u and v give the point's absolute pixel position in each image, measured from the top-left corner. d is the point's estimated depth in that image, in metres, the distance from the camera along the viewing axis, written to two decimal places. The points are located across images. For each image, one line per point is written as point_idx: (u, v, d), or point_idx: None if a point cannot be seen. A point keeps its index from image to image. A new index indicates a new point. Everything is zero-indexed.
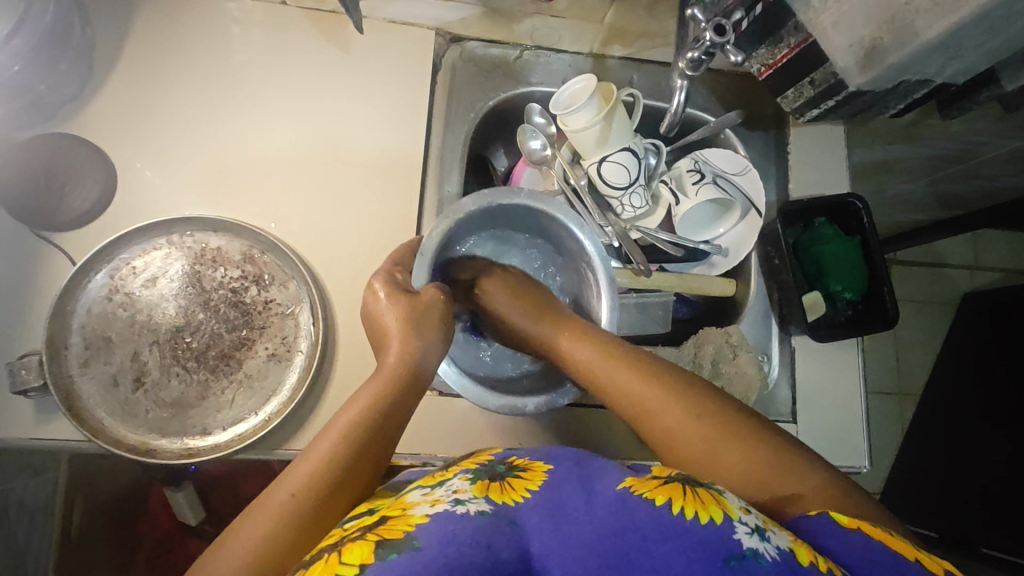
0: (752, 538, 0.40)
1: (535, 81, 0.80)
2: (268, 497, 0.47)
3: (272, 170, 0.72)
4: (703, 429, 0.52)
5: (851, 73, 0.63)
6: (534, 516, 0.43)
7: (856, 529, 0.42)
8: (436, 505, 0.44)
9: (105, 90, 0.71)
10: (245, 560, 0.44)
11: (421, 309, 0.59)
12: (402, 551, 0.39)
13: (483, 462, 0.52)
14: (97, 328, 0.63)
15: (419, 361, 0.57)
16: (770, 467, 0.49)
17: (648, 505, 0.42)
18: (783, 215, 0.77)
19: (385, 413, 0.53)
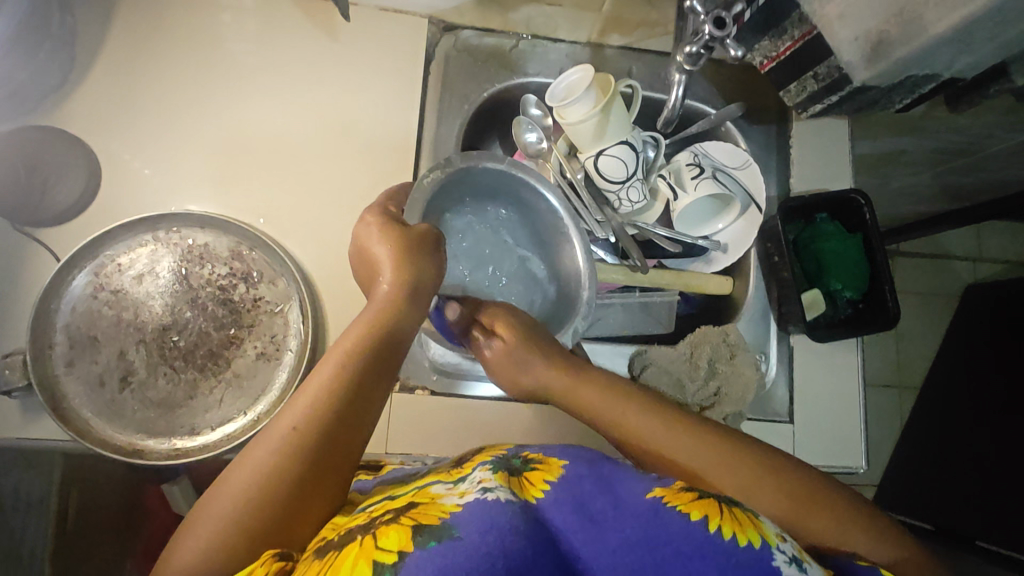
0: (791, 568, 0.40)
1: (532, 71, 0.78)
2: (267, 432, 0.46)
3: (261, 164, 0.71)
4: (778, 497, 0.49)
5: (857, 67, 0.61)
6: (561, 512, 0.44)
7: None
8: (465, 495, 0.43)
9: (88, 81, 0.69)
10: (251, 492, 0.43)
11: (414, 235, 0.56)
12: (442, 538, 0.38)
13: (495, 456, 0.52)
14: (82, 327, 0.62)
15: (415, 289, 0.55)
16: (848, 529, 0.49)
17: (683, 520, 0.42)
18: (784, 211, 0.75)
19: (382, 337, 0.52)
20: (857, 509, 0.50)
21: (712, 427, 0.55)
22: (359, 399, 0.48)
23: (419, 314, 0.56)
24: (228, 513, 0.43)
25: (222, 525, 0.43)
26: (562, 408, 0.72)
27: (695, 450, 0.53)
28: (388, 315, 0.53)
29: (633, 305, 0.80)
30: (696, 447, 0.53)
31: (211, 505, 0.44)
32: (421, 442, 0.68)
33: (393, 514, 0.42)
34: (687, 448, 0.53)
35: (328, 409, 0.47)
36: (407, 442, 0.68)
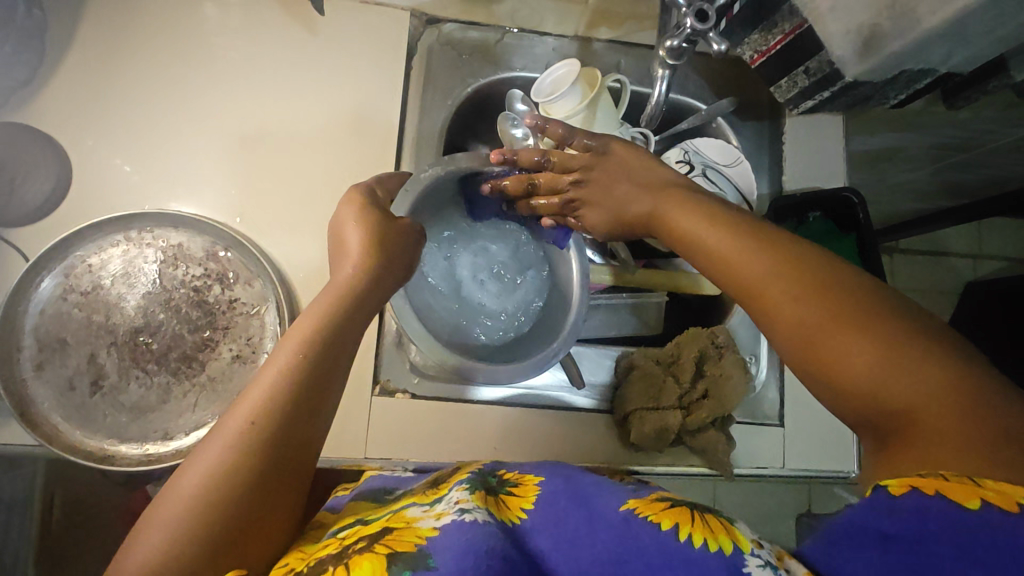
0: (766, 571, 0.37)
1: (517, 66, 0.76)
2: (220, 428, 0.42)
3: (238, 162, 0.69)
4: (835, 304, 0.38)
5: (849, 62, 0.59)
6: (540, 536, 0.43)
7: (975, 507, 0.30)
8: (442, 516, 0.42)
9: (59, 76, 0.67)
10: (196, 491, 0.40)
11: (387, 229, 0.53)
12: (417, 569, 0.37)
13: (472, 475, 0.51)
14: (52, 330, 0.60)
15: (381, 276, 0.52)
16: (962, 401, 0.33)
17: (654, 530, 0.41)
18: (774, 210, 0.74)
19: (342, 323, 0.48)
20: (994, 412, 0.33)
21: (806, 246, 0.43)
22: (320, 392, 0.45)
23: (381, 299, 0.52)
24: (175, 525, 0.38)
25: (169, 539, 0.38)
26: (547, 412, 0.71)
27: (730, 243, 0.45)
28: (353, 300, 0.49)
29: (622, 307, 0.77)
30: (749, 255, 0.43)
31: (156, 518, 0.39)
32: (402, 447, 0.67)
33: (367, 541, 0.42)
34: (738, 245, 0.44)
35: (279, 400, 0.43)
36: (387, 446, 0.67)
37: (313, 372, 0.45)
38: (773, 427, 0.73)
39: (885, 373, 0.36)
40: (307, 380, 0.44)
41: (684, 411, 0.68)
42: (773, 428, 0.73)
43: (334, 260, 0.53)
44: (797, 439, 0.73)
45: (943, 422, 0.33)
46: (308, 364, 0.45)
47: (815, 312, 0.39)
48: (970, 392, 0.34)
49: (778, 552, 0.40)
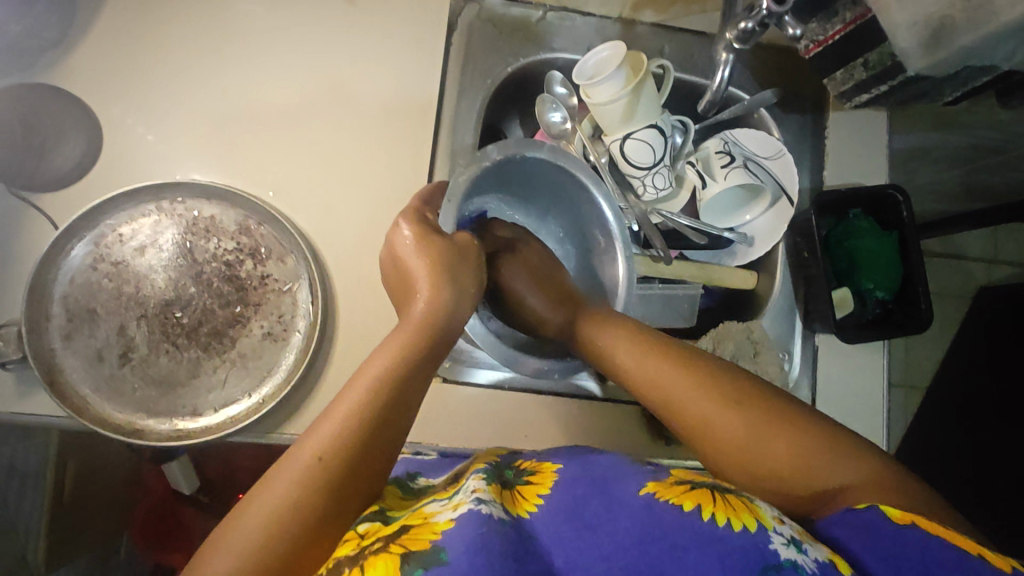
0: (790, 548, 0.38)
1: (558, 47, 0.74)
2: (288, 460, 0.44)
3: (273, 135, 0.67)
4: (736, 414, 0.49)
5: (911, 56, 0.56)
6: (551, 524, 0.42)
7: (910, 524, 0.38)
8: (459, 509, 0.42)
9: (90, 38, 0.65)
10: (258, 524, 0.41)
11: (455, 257, 0.55)
12: (430, 565, 0.38)
13: (490, 463, 0.52)
14: (80, 300, 0.59)
15: (451, 311, 0.54)
16: (812, 463, 0.45)
17: (677, 511, 0.40)
18: (818, 207, 0.72)
19: (412, 367, 0.50)
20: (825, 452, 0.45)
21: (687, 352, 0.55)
22: (385, 430, 0.47)
23: (451, 339, 0.55)
24: (238, 548, 0.40)
25: (236, 560, 0.40)
26: (575, 401, 0.70)
27: (654, 366, 0.54)
28: (424, 337, 0.52)
29: (655, 297, 0.77)
30: (671, 369, 0.53)
31: (222, 539, 0.41)
32: (432, 431, 0.66)
33: (383, 540, 0.42)
34: (643, 367, 0.55)
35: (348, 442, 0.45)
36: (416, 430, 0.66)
37: (380, 409, 0.47)
38: None
39: (774, 441, 0.47)
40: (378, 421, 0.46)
41: None
42: None
43: (403, 295, 0.56)
44: None
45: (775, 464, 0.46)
46: (379, 405, 0.47)
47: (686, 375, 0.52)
48: (779, 416, 0.48)
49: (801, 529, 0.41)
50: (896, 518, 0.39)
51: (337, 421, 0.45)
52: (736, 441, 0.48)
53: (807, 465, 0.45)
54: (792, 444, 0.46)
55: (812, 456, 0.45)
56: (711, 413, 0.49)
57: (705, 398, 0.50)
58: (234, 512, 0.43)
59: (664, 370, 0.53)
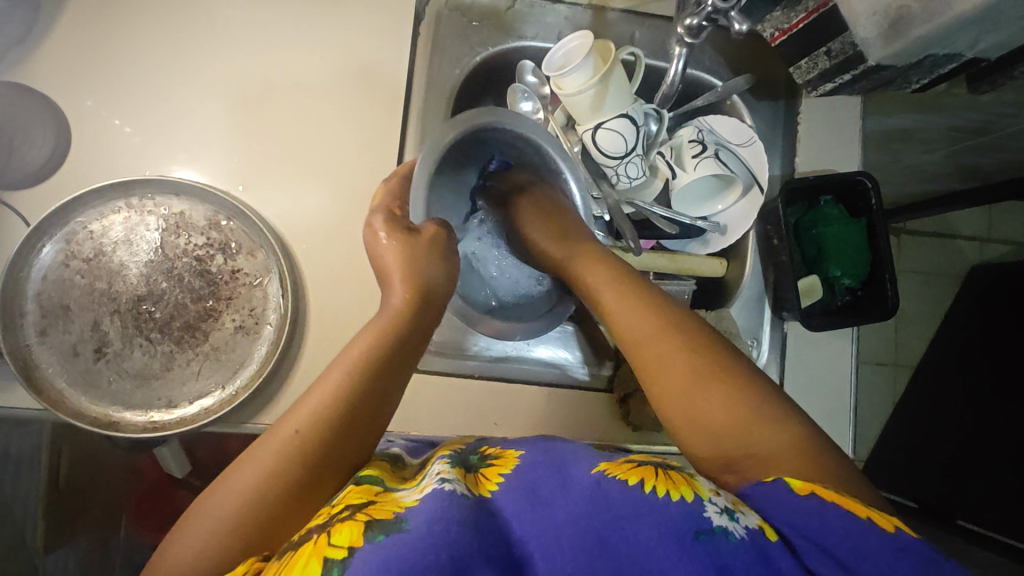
0: (721, 516, 0.40)
1: (528, 35, 0.74)
2: (272, 436, 0.48)
3: (241, 128, 0.67)
4: (695, 365, 0.49)
5: (872, 45, 0.57)
6: (512, 502, 0.44)
7: (810, 494, 0.40)
8: (423, 490, 0.44)
9: (56, 35, 0.65)
10: (237, 507, 0.45)
11: (421, 247, 0.59)
12: (390, 532, 0.39)
13: (455, 451, 0.53)
14: (54, 296, 0.60)
15: (429, 298, 0.58)
16: (751, 428, 0.46)
17: (622, 486, 0.42)
18: (787, 193, 0.72)
19: (386, 356, 0.52)
20: (763, 420, 0.46)
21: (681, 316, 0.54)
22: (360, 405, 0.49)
23: (429, 326, 0.57)
24: (215, 528, 0.44)
25: (208, 532, 0.44)
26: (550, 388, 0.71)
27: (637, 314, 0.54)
28: (406, 324, 0.55)
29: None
30: (623, 303, 0.56)
31: (199, 512, 0.46)
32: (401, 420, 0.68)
33: (351, 509, 0.43)
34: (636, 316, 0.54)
35: (328, 416, 0.48)
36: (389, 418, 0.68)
37: (353, 391, 0.49)
38: None
39: (694, 387, 0.48)
40: (355, 400, 0.49)
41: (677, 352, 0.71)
42: None
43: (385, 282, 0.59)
44: None
45: (694, 404, 0.48)
46: (357, 386, 0.50)
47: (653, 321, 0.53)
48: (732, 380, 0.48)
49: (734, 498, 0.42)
50: (799, 489, 0.41)
51: (319, 399, 0.49)
52: (683, 395, 0.49)
53: (706, 401, 0.48)
54: (758, 424, 0.46)
55: (751, 420, 0.46)
56: (646, 349, 0.52)
57: (665, 341, 0.51)
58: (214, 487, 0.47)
59: (621, 305, 0.56)
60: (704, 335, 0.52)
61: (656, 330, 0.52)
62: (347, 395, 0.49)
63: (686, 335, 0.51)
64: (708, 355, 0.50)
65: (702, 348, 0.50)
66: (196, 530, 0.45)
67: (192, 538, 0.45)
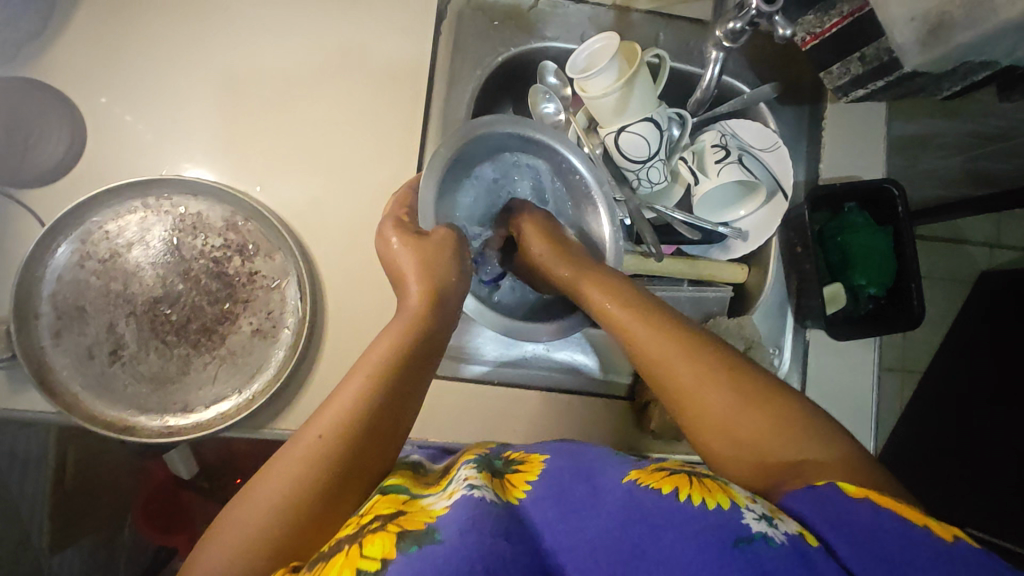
0: (761, 522, 0.38)
1: (550, 36, 0.72)
2: (296, 442, 0.47)
3: (259, 127, 0.66)
4: (721, 383, 0.48)
5: (908, 51, 0.56)
6: (542, 510, 0.43)
7: (864, 499, 0.38)
8: (453, 496, 0.43)
9: (71, 31, 0.64)
10: (262, 519, 0.44)
11: (429, 247, 0.57)
12: (424, 543, 0.38)
13: (478, 455, 0.52)
14: (69, 297, 0.59)
15: (445, 303, 0.56)
16: (790, 439, 0.44)
17: (655, 494, 0.41)
18: (811, 200, 0.71)
19: (407, 359, 0.51)
20: (802, 430, 0.45)
21: (696, 333, 0.53)
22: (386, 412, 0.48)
23: (446, 330, 0.56)
24: (242, 540, 0.43)
25: (235, 544, 0.43)
26: (572, 395, 0.70)
27: (651, 333, 0.53)
28: (426, 324, 0.54)
29: (682, 300, 0.75)
30: (642, 324, 0.54)
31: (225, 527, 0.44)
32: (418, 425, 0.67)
33: (381, 518, 0.42)
34: (651, 335, 0.53)
35: (352, 423, 0.47)
36: None
37: (377, 397, 0.48)
38: None
39: (731, 406, 0.47)
40: (378, 407, 0.48)
41: None
42: None
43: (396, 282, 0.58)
44: None
45: (734, 423, 0.47)
46: (378, 391, 0.48)
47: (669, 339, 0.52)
48: (762, 395, 0.47)
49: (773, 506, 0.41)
50: (852, 493, 0.38)
51: (341, 405, 0.48)
52: (713, 415, 0.47)
53: (748, 420, 0.46)
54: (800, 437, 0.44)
55: (788, 433, 0.45)
56: (668, 369, 0.51)
57: (687, 362, 0.50)
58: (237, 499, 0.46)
59: (639, 326, 0.54)
60: (727, 353, 0.50)
61: (684, 351, 0.51)
62: (369, 401, 0.48)
63: (714, 354, 0.50)
64: (732, 373, 0.49)
65: (732, 364, 0.49)
66: (223, 542, 0.44)
67: (219, 551, 0.43)
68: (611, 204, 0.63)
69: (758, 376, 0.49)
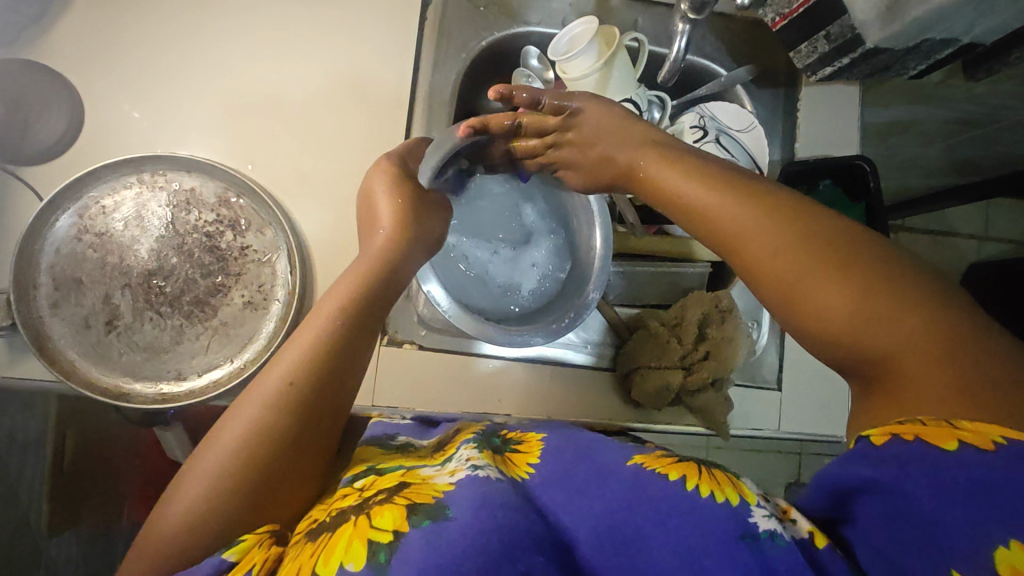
0: (769, 520, 0.39)
1: (533, 21, 0.75)
2: (257, 387, 0.47)
3: (249, 109, 0.68)
4: (850, 279, 0.38)
5: (870, 27, 0.58)
6: (547, 488, 0.44)
7: (958, 444, 0.32)
8: (456, 474, 0.44)
9: (71, 15, 0.67)
10: (222, 462, 0.44)
11: (413, 205, 0.59)
12: (436, 518, 0.39)
13: (478, 433, 0.53)
14: (67, 269, 0.61)
15: (410, 250, 0.57)
16: (907, 318, 0.36)
17: (662, 480, 0.42)
18: (785, 176, 0.74)
19: (367, 294, 0.53)
20: (946, 338, 0.35)
21: (837, 223, 0.41)
22: (349, 356, 0.50)
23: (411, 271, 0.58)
24: (236, 439, 0.45)
25: (200, 491, 0.44)
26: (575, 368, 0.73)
27: (740, 209, 0.44)
28: (387, 263, 0.55)
29: (663, 276, 0.77)
30: (769, 221, 0.42)
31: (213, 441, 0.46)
32: (405, 397, 0.69)
33: (386, 492, 0.43)
34: (735, 212, 0.44)
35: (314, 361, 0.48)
36: (394, 395, 0.68)
37: (339, 333, 0.50)
38: (769, 390, 0.75)
39: (856, 303, 0.37)
40: (344, 347, 0.50)
41: (684, 371, 0.70)
42: (769, 391, 0.74)
43: (366, 227, 0.60)
44: (793, 403, 0.74)
45: (964, 407, 0.33)
46: (336, 334, 0.49)
47: (748, 215, 0.43)
48: (946, 336, 0.35)
49: (787, 506, 0.42)
50: (877, 438, 0.34)
51: (299, 349, 0.48)
52: (869, 319, 0.37)
53: (881, 328, 0.36)
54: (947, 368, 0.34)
55: (901, 331, 0.36)
56: (805, 287, 0.39)
57: (794, 258, 0.40)
58: (211, 434, 0.47)
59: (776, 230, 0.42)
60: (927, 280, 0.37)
61: (906, 317, 0.36)
62: (332, 342, 0.49)
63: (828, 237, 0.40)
64: (828, 247, 0.40)
65: (903, 277, 0.37)
66: (196, 478, 0.45)
67: (179, 510, 0.44)
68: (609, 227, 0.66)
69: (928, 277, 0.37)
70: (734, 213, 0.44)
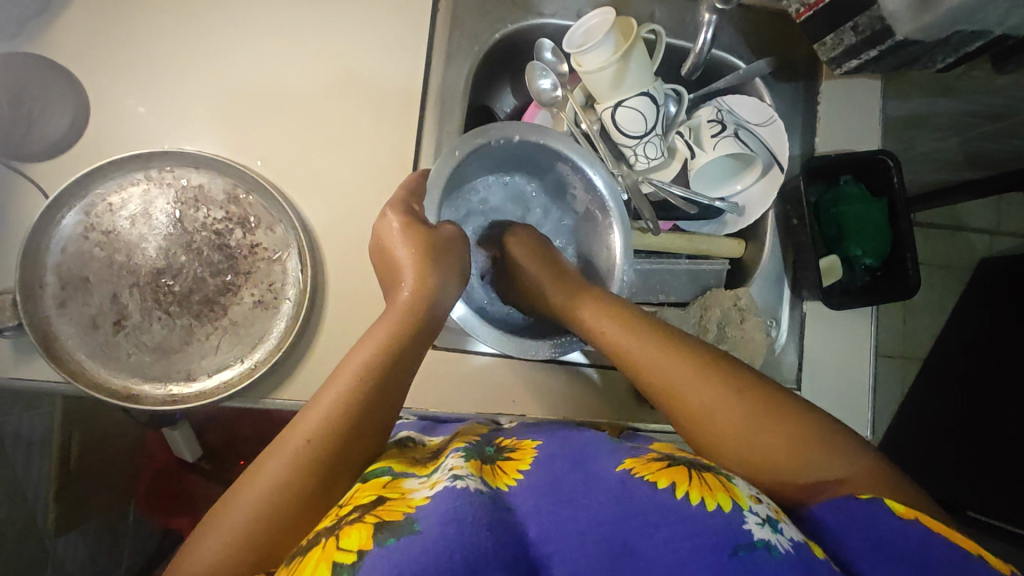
0: (764, 529, 0.39)
1: (548, 12, 0.73)
2: (284, 440, 0.47)
3: (257, 102, 0.67)
4: (766, 426, 0.47)
5: (900, 18, 0.57)
6: (529, 498, 0.43)
7: (914, 518, 0.41)
8: (434, 487, 0.43)
9: (74, 7, 0.65)
10: (249, 516, 0.44)
11: (435, 245, 0.57)
12: (402, 535, 0.38)
13: (471, 442, 0.52)
14: (74, 268, 0.60)
15: (439, 292, 0.56)
16: (832, 450, 0.46)
17: (650, 488, 0.42)
18: (807, 172, 0.72)
19: (392, 357, 0.51)
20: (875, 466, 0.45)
21: (716, 358, 0.53)
22: (371, 417, 0.49)
23: (442, 315, 0.57)
24: (258, 495, 0.45)
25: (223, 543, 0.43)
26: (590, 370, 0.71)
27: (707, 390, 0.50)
28: (415, 318, 0.54)
29: (680, 273, 0.76)
30: (700, 380, 0.50)
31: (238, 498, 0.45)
32: (418, 398, 0.67)
33: (359, 511, 0.42)
34: (663, 360, 0.53)
35: (339, 420, 0.47)
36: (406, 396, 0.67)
37: (364, 396, 0.48)
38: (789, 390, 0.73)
39: (796, 445, 0.46)
40: (366, 408, 0.48)
41: None
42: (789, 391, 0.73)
43: (391, 280, 0.58)
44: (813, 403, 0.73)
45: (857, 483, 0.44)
46: (362, 393, 0.48)
47: (681, 367, 0.52)
48: (781, 406, 0.48)
49: (775, 508, 0.43)
50: (900, 512, 0.41)
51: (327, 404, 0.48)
52: (744, 436, 0.47)
53: (808, 454, 0.46)
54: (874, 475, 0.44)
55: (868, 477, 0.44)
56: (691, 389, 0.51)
57: (760, 420, 0.47)
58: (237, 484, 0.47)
59: (668, 364, 0.52)
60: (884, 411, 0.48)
61: (775, 429, 0.47)
62: (356, 403, 0.48)
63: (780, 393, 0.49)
64: (747, 395, 0.49)
65: (796, 416, 0.48)
66: (221, 527, 0.44)
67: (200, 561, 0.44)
68: (627, 228, 0.63)
69: (789, 404, 0.49)
70: (669, 364, 0.52)
